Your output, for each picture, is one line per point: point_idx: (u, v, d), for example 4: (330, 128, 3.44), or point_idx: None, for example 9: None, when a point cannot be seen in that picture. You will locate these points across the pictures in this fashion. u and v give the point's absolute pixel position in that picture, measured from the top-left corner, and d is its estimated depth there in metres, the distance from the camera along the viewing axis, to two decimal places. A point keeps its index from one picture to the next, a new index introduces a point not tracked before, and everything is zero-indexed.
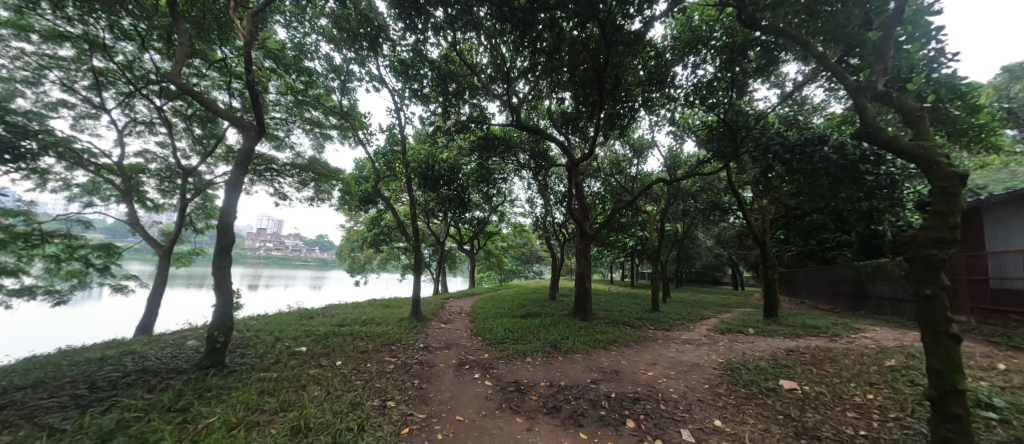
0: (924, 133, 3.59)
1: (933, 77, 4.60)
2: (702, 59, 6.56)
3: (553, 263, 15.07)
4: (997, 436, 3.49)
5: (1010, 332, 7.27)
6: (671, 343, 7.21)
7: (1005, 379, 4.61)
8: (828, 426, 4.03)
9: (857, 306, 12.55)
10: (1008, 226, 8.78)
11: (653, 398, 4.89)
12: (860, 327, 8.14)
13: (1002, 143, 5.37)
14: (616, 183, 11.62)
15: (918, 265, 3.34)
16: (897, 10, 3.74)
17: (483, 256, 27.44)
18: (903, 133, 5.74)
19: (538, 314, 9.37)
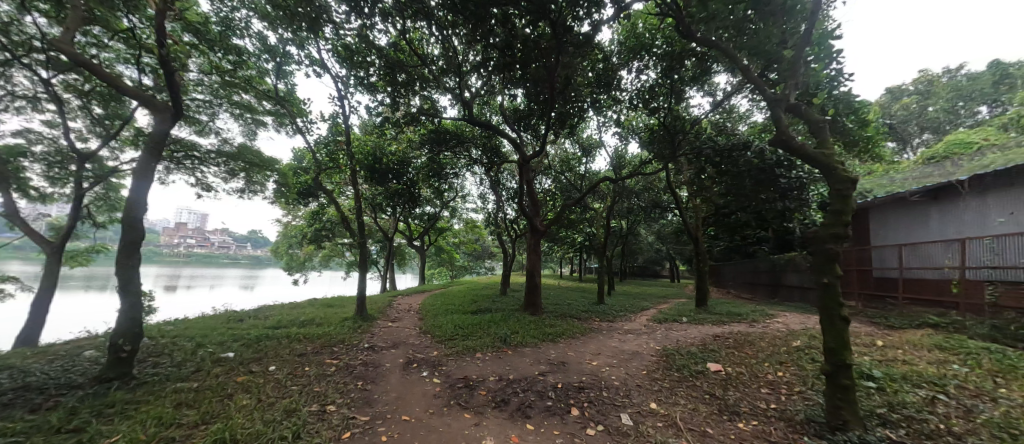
0: (825, 142, 4.10)
1: (834, 93, 5.22)
2: (645, 65, 6.95)
3: (505, 259, 15.18)
4: (874, 401, 4.15)
5: (888, 313, 8.56)
6: (614, 333, 7.60)
7: (881, 352, 5.46)
8: (746, 402, 4.53)
9: (773, 294, 14.18)
10: (887, 224, 10.37)
11: (598, 386, 5.13)
12: (775, 313, 9.18)
13: (884, 153, 6.30)
14: (565, 181, 11.95)
15: (821, 258, 3.82)
16: (807, 32, 4.22)
17: (434, 253, 26.89)
18: (810, 142, 6.50)
19: (489, 309, 9.40)
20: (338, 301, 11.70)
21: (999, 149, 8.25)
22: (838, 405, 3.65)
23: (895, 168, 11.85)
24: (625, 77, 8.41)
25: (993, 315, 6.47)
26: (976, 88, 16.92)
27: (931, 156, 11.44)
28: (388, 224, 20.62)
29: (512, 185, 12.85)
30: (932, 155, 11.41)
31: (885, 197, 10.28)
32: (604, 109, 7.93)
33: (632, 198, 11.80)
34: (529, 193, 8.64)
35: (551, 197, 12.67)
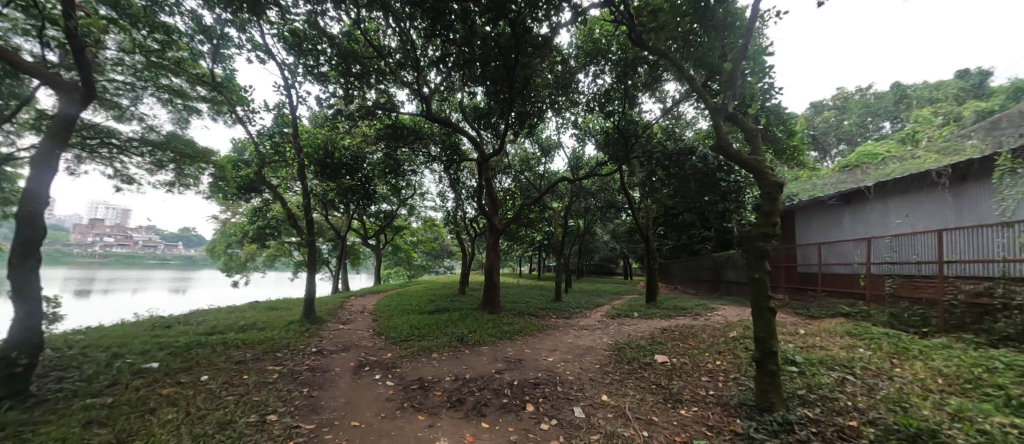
0: (757, 149, 4.48)
1: (766, 105, 5.73)
2: (601, 70, 7.19)
3: (464, 258, 15.04)
4: (796, 384, 4.61)
5: (809, 305, 9.57)
6: (570, 329, 7.81)
7: (802, 339, 6.08)
8: (688, 390, 4.87)
9: (713, 290, 15.38)
10: (809, 224, 11.61)
11: (552, 381, 5.24)
12: (717, 307, 9.90)
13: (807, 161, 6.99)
14: (525, 180, 12.10)
15: (753, 255, 4.17)
16: (743, 47, 4.59)
17: (391, 252, 26.00)
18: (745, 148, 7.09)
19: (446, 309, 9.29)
20: (284, 303, 10.97)
21: (898, 160, 9.49)
22: (766, 389, 4.03)
23: (818, 174, 13.23)
24: (582, 80, 8.64)
25: (892, 304, 7.42)
26: (881, 106, 19.41)
27: (847, 164, 12.91)
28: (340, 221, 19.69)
29: (472, 183, 12.77)
30: (846, 164, 12.93)
31: (808, 200, 11.47)
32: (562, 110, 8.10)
33: (588, 198, 12.20)
34: (488, 192, 8.63)
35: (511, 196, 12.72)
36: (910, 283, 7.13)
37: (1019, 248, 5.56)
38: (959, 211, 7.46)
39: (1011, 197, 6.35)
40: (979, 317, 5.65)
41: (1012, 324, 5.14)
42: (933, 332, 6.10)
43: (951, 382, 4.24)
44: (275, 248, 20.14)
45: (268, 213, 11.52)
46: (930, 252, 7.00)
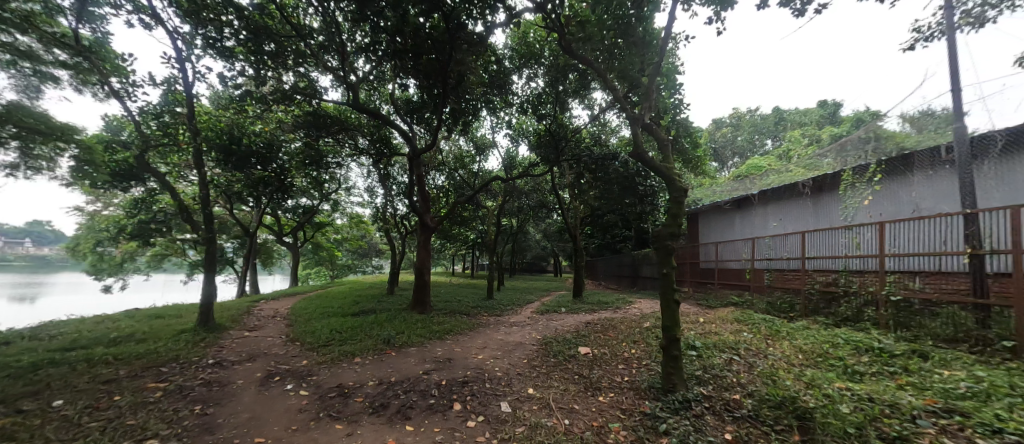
0: (666, 157, 5.00)
1: (677, 118, 6.40)
2: (534, 73, 7.40)
3: (394, 257, 14.43)
4: (695, 366, 5.24)
5: (708, 296, 10.95)
6: (500, 326, 7.95)
7: (701, 326, 6.91)
8: (606, 378, 5.26)
9: (632, 284, 16.83)
10: (711, 226, 13.32)
11: (481, 379, 5.29)
12: (636, 301, 10.80)
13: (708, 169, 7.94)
14: (459, 178, 12.01)
15: (663, 253, 4.62)
16: (657, 65, 5.08)
17: (310, 250, 23.90)
18: (658, 156, 7.88)
19: (372, 310, 8.85)
20: (172, 310, 9.46)
21: (776, 171, 11.31)
22: (670, 372, 4.52)
23: (718, 181, 15.23)
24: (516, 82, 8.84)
25: (769, 294, 8.80)
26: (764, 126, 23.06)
27: (740, 174, 15.04)
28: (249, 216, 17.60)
29: (403, 179, 12.37)
30: (738, 174, 15.10)
31: (710, 204, 13.15)
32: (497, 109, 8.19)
33: (522, 197, 12.54)
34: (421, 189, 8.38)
35: (445, 193, 12.58)
36: (783, 276, 8.50)
37: (855, 247, 6.95)
38: (815, 215, 9.12)
39: (852, 205, 8.12)
40: (828, 303, 6.98)
41: (850, 307, 6.44)
42: (797, 316, 7.36)
43: (807, 356, 5.18)
44: (164, 245, 17.29)
45: (150, 204, 9.82)
46: (796, 250, 8.43)
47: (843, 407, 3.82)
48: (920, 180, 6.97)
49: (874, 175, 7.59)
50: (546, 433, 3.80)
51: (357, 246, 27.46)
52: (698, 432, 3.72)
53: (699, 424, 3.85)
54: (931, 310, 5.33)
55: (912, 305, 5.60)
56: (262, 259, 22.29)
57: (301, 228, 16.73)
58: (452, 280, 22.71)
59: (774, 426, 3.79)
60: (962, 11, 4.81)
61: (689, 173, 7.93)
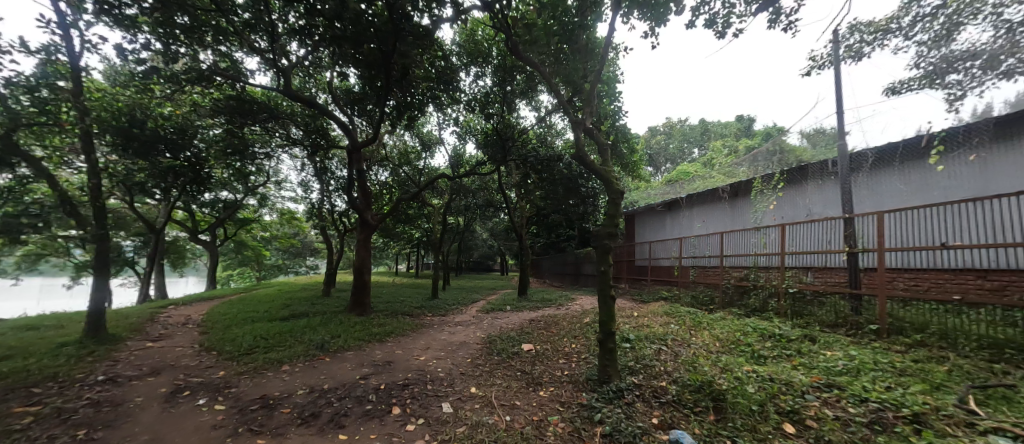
0: (604, 160, 5.27)
1: (617, 125, 6.78)
2: (482, 72, 7.38)
3: (332, 256, 13.59)
4: (628, 357, 5.61)
5: (642, 292, 11.78)
6: (444, 326, 7.86)
7: (635, 320, 7.40)
8: (547, 372, 5.45)
9: (575, 282, 17.55)
10: (646, 226, 14.37)
11: (423, 380, 5.19)
12: (578, 297, 11.26)
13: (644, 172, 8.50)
14: (403, 174, 11.66)
15: (600, 252, 4.87)
16: (598, 72, 5.32)
17: (232, 250, 21.60)
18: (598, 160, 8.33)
19: (304, 314, 8.28)
20: (46, 321, 7.96)
21: (701, 176, 12.47)
22: (606, 364, 4.80)
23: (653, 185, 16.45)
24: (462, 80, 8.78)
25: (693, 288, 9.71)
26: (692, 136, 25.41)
27: (672, 178, 16.37)
28: (155, 210, 15.39)
29: (341, 174, 11.72)
30: (671, 178, 16.43)
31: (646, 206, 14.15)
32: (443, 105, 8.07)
33: (469, 196, 12.48)
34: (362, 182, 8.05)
35: (389, 190, 12.12)
36: (705, 272, 9.40)
37: (763, 245, 7.91)
38: (732, 217, 10.21)
39: (761, 208, 9.21)
40: (740, 295, 7.85)
41: (758, 299, 7.34)
42: (717, 308, 8.21)
43: (723, 343, 5.78)
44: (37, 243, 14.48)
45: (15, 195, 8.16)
46: (716, 248, 9.38)
47: (749, 387, 4.33)
48: (813, 188, 8.12)
49: (778, 184, 8.71)
50: (487, 431, 3.82)
51: (288, 245, 25.33)
52: (628, 418, 3.99)
53: (629, 411, 4.12)
54: (819, 300, 6.25)
55: (805, 296, 6.51)
56: (171, 259, 19.63)
57: (220, 225, 15.03)
58: (395, 280, 21.85)
59: (693, 408, 4.20)
60: (846, 45, 5.61)
61: (627, 176, 8.43)
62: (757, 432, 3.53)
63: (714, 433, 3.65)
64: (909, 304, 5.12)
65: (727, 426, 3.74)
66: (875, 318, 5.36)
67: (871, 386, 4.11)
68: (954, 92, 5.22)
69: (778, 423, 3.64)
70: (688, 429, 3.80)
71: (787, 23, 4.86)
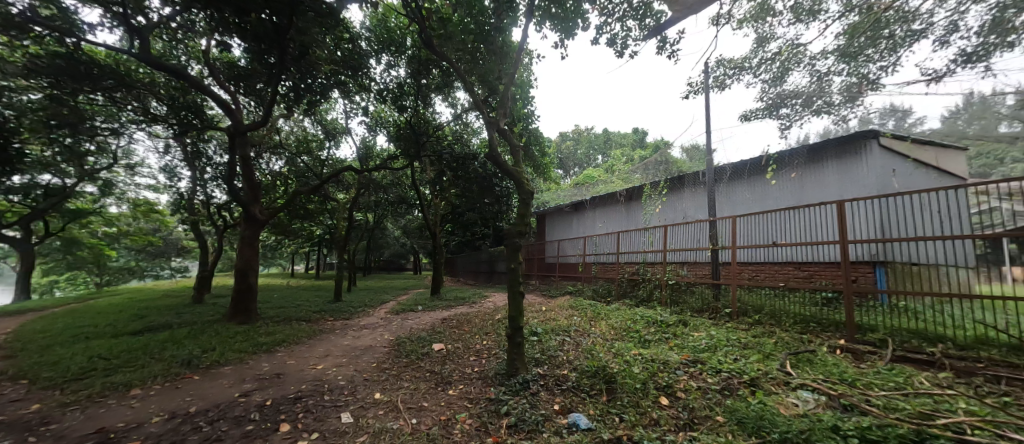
0: (515, 161, 5.47)
1: (530, 128, 7.08)
2: (395, 62, 7.05)
3: (207, 256, 11.79)
4: (535, 350, 5.92)
5: (550, 287, 12.57)
6: (348, 331, 7.37)
7: (540, 314, 7.83)
8: (457, 371, 5.46)
9: (490, 280, 17.97)
10: (554, 225, 15.40)
11: (319, 391, 4.78)
12: (491, 295, 11.49)
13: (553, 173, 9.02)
14: (302, 164, 10.60)
15: (511, 250, 5.07)
16: (511, 74, 5.45)
17: (56, 250, 16.86)
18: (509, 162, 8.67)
19: (165, 325, 7.01)
20: None
21: (601, 181, 13.77)
22: (514, 358, 5.00)
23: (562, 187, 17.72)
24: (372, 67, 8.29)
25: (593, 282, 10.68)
26: (597, 144, 28.04)
27: (579, 182, 17.79)
28: None
29: (221, 161, 10.15)
30: (578, 181, 17.88)
31: (554, 207, 15.16)
32: (349, 92, 7.52)
33: (379, 191, 11.84)
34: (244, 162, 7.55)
35: (285, 181, 10.85)
36: (605, 267, 10.43)
37: (650, 243, 9.05)
38: (627, 219, 11.46)
39: (648, 211, 10.49)
40: (632, 287, 8.85)
41: (646, 290, 8.39)
42: (614, 299, 9.16)
43: (616, 331, 6.45)
44: None
45: None
46: (613, 245, 10.45)
47: (635, 369, 4.93)
48: (688, 195, 9.55)
49: (662, 190, 10.04)
50: (390, 437, 3.68)
51: (145, 244, 20.72)
52: (532, 408, 4.21)
53: (534, 401, 4.36)
54: (690, 289, 7.42)
55: (680, 285, 7.62)
56: None
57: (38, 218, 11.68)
58: (293, 283, 19.56)
59: (590, 391, 4.62)
60: (715, 75, 6.65)
61: (538, 176, 8.86)
62: (640, 407, 4.03)
63: (605, 412, 4.05)
64: (753, 290, 6.32)
65: (616, 404, 4.19)
66: (729, 303, 6.58)
67: (724, 359, 5.01)
68: (784, 122, 6.59)
69: (656, 397, 4.22)
70: (585, 410, 4.16)
71: (671, 50, 5.66)
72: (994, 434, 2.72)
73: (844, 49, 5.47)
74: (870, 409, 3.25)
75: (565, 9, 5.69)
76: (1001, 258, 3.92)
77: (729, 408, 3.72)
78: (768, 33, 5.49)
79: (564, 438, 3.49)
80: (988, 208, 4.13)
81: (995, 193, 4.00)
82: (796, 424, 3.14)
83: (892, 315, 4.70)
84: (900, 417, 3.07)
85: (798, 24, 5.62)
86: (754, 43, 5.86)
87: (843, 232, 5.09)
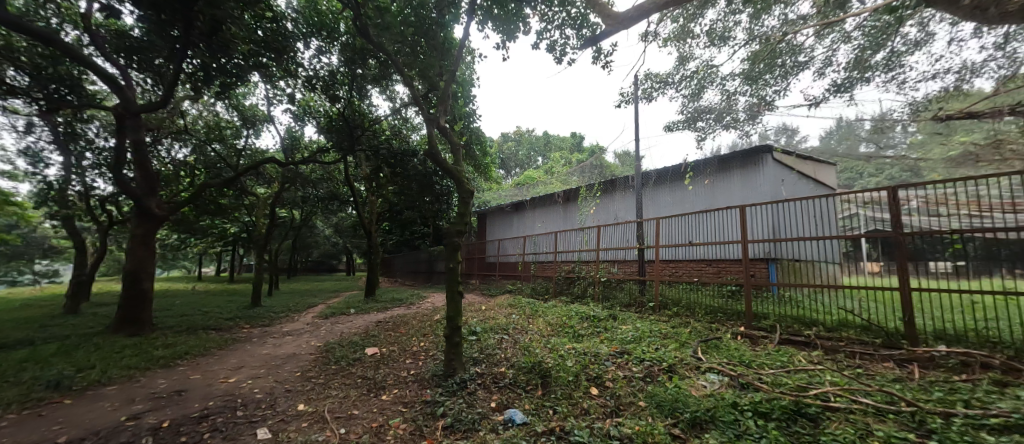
0: (455, 160, 5.42)
1: (471, 127, 7.08)
2: (325, 48, 6.58)
3: (84, 259, 10.09)
4: (473, 349, 5.95)
5: (490, 287, 12.65)
6: (268, 339, 6.77)
7: (477, 313, 7.86)
8: (391, 375, 5.28)
9: (429, 280, 17.64)
10: (495, 225, 15.56)
11: (230, 407, 4.30)
12: (430, 296, 11.28)
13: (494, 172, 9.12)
14: (214, 153, 9.45)
15: (450, 249, 5.00)
16: (452, 71, 5.39)
17: None
18: (449, 160, 8.62)
19: (22, 342, 5.81)
20: None
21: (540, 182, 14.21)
22: (451, 359, 4.97)
23: (503, 187, 17.98)
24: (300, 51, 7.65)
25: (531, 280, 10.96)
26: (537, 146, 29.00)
27: (520, 182, 18.17)
28: None
29: (106, 145, 8.67)
30: (519, 182, 18.26)
31: (495, 207, 15.32)
32: (271, 75, 6.85)
33: (308, 187, 10.98)
34: (136, 147, 6.77)
35: (191, 172, 9.58)
36: (542, 266, 10.74)
37: (585, 242, 9.53)
38: (564, 219, 11.97)
39: (584, 212, 11.06)
40: (568, 284, 9.32)
41: (582, 286, 8.85)
42: (551, 297, 9.51)
43: (552, 328, 6.71)
44: None
45: None
46: (552, 244, 10.81)
47: (569, 362, 5.18)
48: (618, 197, 10.23)
49: (597, 192, 10.64)
50: None
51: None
52: (469, 407, 4.22)
53: (471, 400, 4.37)
54: (619, 285, 7.97)
55: (611, 282, 8.16)
56: None
57: None
58: (200, 287, 17.20)
59: (525, 386, 4.75)
60: (643, 88, 7.18)
61: (478, 175, 8.89)
62: (572, 398, 4.24)
63: (540, 406, 4.19)
64: (672, 285, 6.94)
65: (550, 398, 4.36)
66: (652, 298, 7.19)
67: (647, 349, 5.47)
68: (700, 134, 7.33)
69: (587, 387, 4.48)
70: (520, 406, 4.27)
71: (605, 61, 6.01)
72: (849, 399, 3.32)
73: (748, 73, 6.25)
74: (761, 386, 3.78)
75: (507, 12, 5.72)
76: (859, 255, 4.76)
77: (649, 394, 4.06)
78: (688, 53, 6.07)
79: (499, 434, 3.54)
80: (853, 214, 4.98)
81: (856, 202, 4.89)
82: (704, 403, 3.56)
83: (779, 305, 5.51)
84: (783, 391, 3.61)
85: (712, 48, 6.30)
86: (677, 61, 6.44)
87: (745, 232, 5.82)
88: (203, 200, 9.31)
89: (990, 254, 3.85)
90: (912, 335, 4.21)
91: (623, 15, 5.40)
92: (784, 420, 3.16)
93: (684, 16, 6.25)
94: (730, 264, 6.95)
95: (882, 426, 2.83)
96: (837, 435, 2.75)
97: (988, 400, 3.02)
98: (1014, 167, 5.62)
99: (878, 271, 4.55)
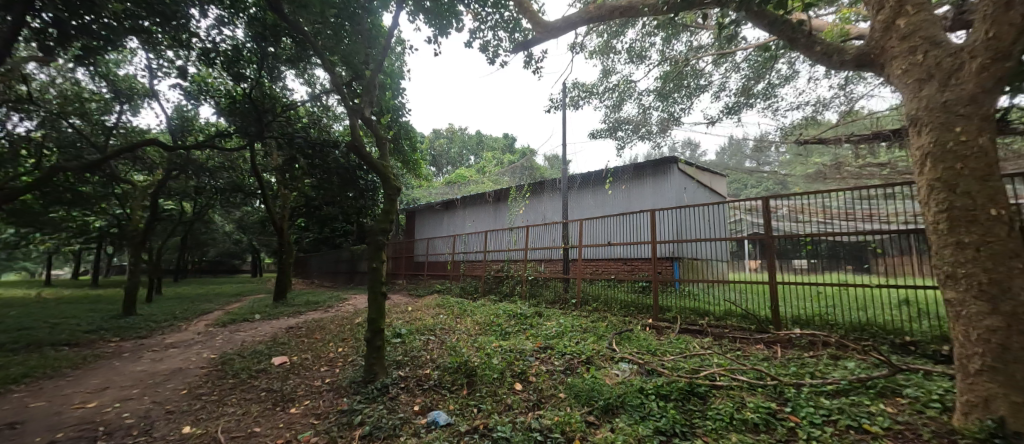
0: (383, 155, 5.19)
1: (400, 120, 6.85)
2: (229, 19, 5.80)
3: None
4: (395, 352, 5.76)
5: (418, 287, 12.27)
6: (145, 354, 5.78)
7: (399, 315, 7.60)
8: (303, 386, 4.86)
9: (353, 280, 16.56)
10: (424, 223, 15.14)
11: (89, 438, 3.56)
12: (351, 298, 10.59)
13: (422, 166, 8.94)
14: (73, 130, 7.79)
15: (373, 248, 4.79)
16: (379, 60, 5.12)
17: None
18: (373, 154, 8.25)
19: None
20: None
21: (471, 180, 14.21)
22: (372, 363, 4.75)
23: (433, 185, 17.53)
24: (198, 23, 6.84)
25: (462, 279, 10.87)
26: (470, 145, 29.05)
27: (451, 180, 17.87)
28: None
29: None
30: (450, 180, 17.89)
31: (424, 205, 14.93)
32: (155, 43, 5.81)
33: (204, 176, 9.55)
34: None
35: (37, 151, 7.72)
36: (472, 265, 10.73)
37: (514, 241, 9.76)
38: (495, 218, 12.12)
39: (515, 211, 11.31)
40: (497, 283, 9.51)
41: (512, 284, 9.06)
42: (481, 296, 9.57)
43: (477, 327, 6.77)
44: None
45: None
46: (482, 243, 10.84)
47: (495, 360, 5.30)
48: (547, 198, 10.63)
49: (526, 193, 10.96)
50: None
51: None
52: (390, 413, 4.07)
53: (392, 405, 4.22)
54: (546, 282, 8.34)
55: (538, 280, 8.51)
56: None
57: None
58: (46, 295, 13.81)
59: (450, 387, 4.73)
60: (571, 95, 7.52)
61: (406, 170, 8.61)
62: (497, 395, 4.33)
63: (464, 405, 4.20)
64: (593, 282, 7.45)
65: (474, 396, 4.39)
66: (575, 294, 7.67)
67: (568, 343, 5.80)
68: (620, 143, 7.94)
69: (511, 383, 4.62)
70: (444, 407, 4.23)
71: (535, 67, 6.22)
72: (729, 378, 3.88)
73: (660, 90, 6.89)
74: (662, 371, 4.26)
75: (439, 6, 5.63)
76: (743, 254, 5.61)
77: (569, 386, 4.31)
78: (610, 66, 6.51)
79: (421, 438, 3.49)
80: (739, 219, 5.77)
81: (741, 209, 5.72)
82: (615, 390, 3.89)
83: (677, 298, 6.25)
84: (680, 374, 4.10)
85: (631, 64, 6.85)
86: (601, 73, 6.85)
87: (654, 233, 6.47)
88: (56, 187, 7.59)
89: (833, 253, 4.73)
90: (777, 321, 5.07)
91: (552, 25, 5.64)
92: (680, 399, 3.61)
93: (609, 31, 6.71)
94: (641, 262, 7.67)
95: (752, 398, 3.38)
96: (720, 409, 3.21)
97: (826, 371, 3.78)
98: (847, 183, 7.13)
99: (757, 267, 5.39)
